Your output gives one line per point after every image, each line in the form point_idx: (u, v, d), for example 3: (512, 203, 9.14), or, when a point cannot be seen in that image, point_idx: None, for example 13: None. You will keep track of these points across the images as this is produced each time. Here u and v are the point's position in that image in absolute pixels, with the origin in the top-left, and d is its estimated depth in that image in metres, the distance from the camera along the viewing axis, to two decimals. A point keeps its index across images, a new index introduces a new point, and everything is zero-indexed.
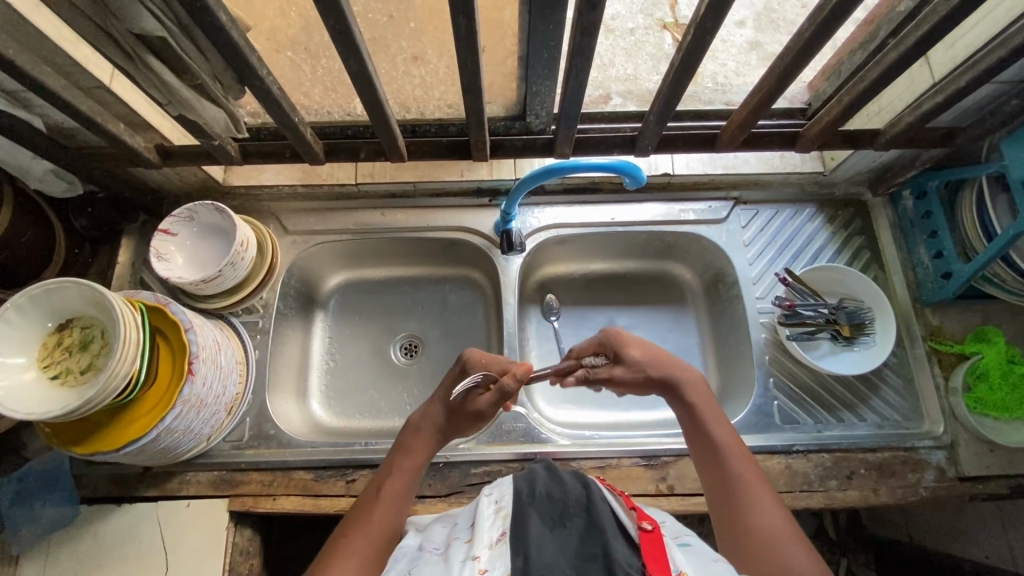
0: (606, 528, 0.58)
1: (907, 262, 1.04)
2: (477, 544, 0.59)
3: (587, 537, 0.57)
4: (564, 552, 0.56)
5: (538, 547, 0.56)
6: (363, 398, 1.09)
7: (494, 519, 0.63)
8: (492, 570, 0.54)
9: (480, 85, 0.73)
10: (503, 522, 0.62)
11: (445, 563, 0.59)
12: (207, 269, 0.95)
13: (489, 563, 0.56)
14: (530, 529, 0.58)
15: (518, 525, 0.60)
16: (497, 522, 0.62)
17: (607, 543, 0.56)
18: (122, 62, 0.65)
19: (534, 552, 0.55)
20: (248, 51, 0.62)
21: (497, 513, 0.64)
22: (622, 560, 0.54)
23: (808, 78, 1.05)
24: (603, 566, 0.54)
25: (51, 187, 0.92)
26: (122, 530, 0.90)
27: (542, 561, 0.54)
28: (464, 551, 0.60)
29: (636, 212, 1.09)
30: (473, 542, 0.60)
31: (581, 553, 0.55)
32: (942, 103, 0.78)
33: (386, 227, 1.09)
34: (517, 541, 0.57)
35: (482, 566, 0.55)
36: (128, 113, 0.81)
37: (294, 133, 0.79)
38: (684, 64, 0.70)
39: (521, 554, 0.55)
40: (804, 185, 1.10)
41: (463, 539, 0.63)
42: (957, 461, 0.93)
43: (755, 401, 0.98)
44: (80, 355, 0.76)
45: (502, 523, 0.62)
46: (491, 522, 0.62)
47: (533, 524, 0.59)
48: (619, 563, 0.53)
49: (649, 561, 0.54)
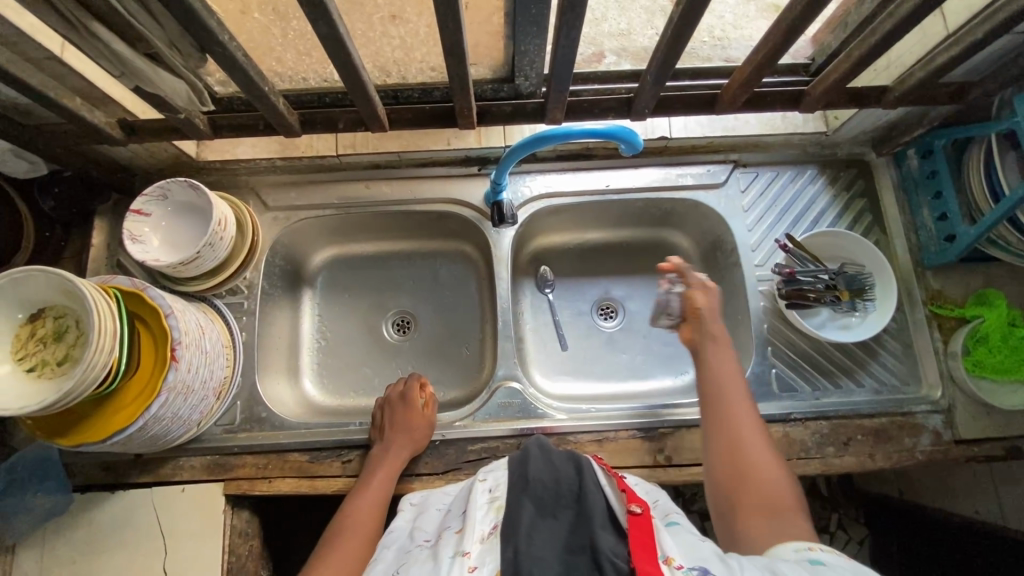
0: (594, 517, 0.57)
1: (909, 224, 1.01)
2: (468, 537, 0.59)
3: (576, 529, 0.57)
4: (553, 543, 0.55)
5: (527, 538, 0.55)
6: (358, 375, 1.07)
7: (487, 509, 0.64)
8: (482, 567, 0.54)
9: (463, 47, 0.68)
10: (495, 515, 0.62)
11: (433, 560, 0.58)
12: (184, 251, 0.91)
13: (479, 559, 0.55)
14: (521, 522, 0.57)
15: (508, 517, 0.59)
16: (489, 513, 0.62)
17: (594, 533, 0.55)
18: (66, 29, 0.59)
19: (525, 544, 0.54)
20: (204, 13, 0.56)
21: (490, 503, 0.65)
22: (609, 549, 0.53)
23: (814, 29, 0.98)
24: (592, 558, 0.52)
25: (12, 168, 0.88)
26: (118, 517, 0.89)
27: (531, 555, 0.53)
28: (454, 543, 0.60)
29: (632, 178, 1.05)
30: (464, 535, 0.60)
31: (570, 546, 0.55)
32: (957, 56, 0.73)
33: (371, 201, 1.05)
34: (507, 536, 0.56)
35: (471, 563, 0.55)
36: (85, 87, 0.75)
37: (263, 102, 0.73)
38: (683, 19, 0.65)
39: (510, 547, 0.54)
40: (806, 147, 1.06)
41: (453, 531, 0.63)
42: (953, 424, 0.93)
43: (753, 369, 0.97)
44: (56, 346, 0.72)
45: (494, 516, 0.62)
46: (484, 514, 0.63)
47: (525, 514, 0.59)
48: (605, 554, 0.52)
49: (637, 548, 0.51)
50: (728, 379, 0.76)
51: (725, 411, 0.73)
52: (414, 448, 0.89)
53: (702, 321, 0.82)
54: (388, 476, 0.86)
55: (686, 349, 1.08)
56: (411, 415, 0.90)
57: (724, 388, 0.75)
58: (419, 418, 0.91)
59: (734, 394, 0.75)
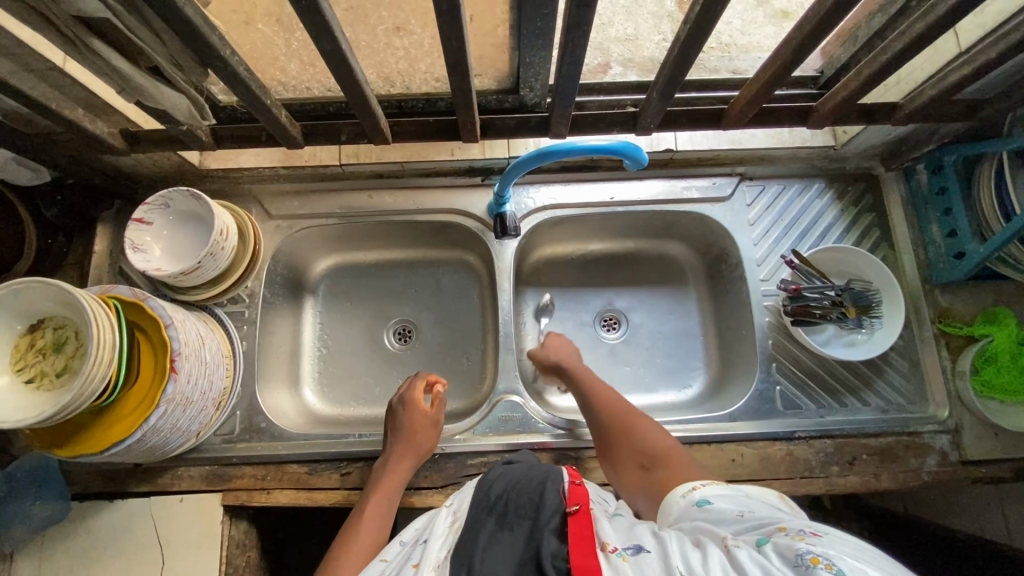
0: (541, 522, 0.58)
1: (918, 240, 1.00)
2: (424, 567, 0.59)
3: (526, 537, 0.57)
4: (506, 558, 0.55)
5: (475, 559, 0.56)
6: (358, 384, 1.07)
7: (447, 535, 0.64)
8: None
9: (467, 61, 0.67)
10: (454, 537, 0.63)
11: None
12: (185, 260, 0.90)
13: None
14: (475, 542, 0.58)
15: (462, 539, 0.60)
16: (449, 537, 0.63)
17: (540, 539, 0.55)
18: (68, 44, 0.59)
19: (477, 563, 0.55)
20: (206, 29, 0.56)
21: (449, 529, 0.65)
22: (549, 552, 0.53)
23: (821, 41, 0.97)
24: (535, 564, 0.53)
25: (14, 176, 0.86)
26: (116, 526, 0.89)
27: (481, 572, 0.53)
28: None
29: (637, 190, 1.04)
30: (422, 564, 0.60)
31: (520, 557, 0.55)
32: (970, 75, 0.72)
33: (373, 210, 1.04)
34: (460, 556, 0.57)
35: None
36: (88, 97, 0.75)
37: (265, 115, 0.73)
38: (691, 36, 0.64)
39: (464, 566, 0.55)
40: (814, 160, 1.04)
41: (415, 557, 0.63)
42: (960, 445, 0.92)
43: (757, 386, 0.96)
44: (56, 357, 0.72)
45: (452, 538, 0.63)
46: (442, 541, 0.63)
47: (474, 536, 0.59)
48: (547, 557, 0.52)
49: (573, 546, 0.52)
50: (600, 393, 0.87)
51: (600, 423, 0.84)
52: (421, 448, 0.87)
53: (561, 361, 0.95)
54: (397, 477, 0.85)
55: (690, 362, 1.07)
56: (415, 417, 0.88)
57: (597, 402, 0.86)
58: (425, 420, 0.89)
59: (605, 401, 0.86)
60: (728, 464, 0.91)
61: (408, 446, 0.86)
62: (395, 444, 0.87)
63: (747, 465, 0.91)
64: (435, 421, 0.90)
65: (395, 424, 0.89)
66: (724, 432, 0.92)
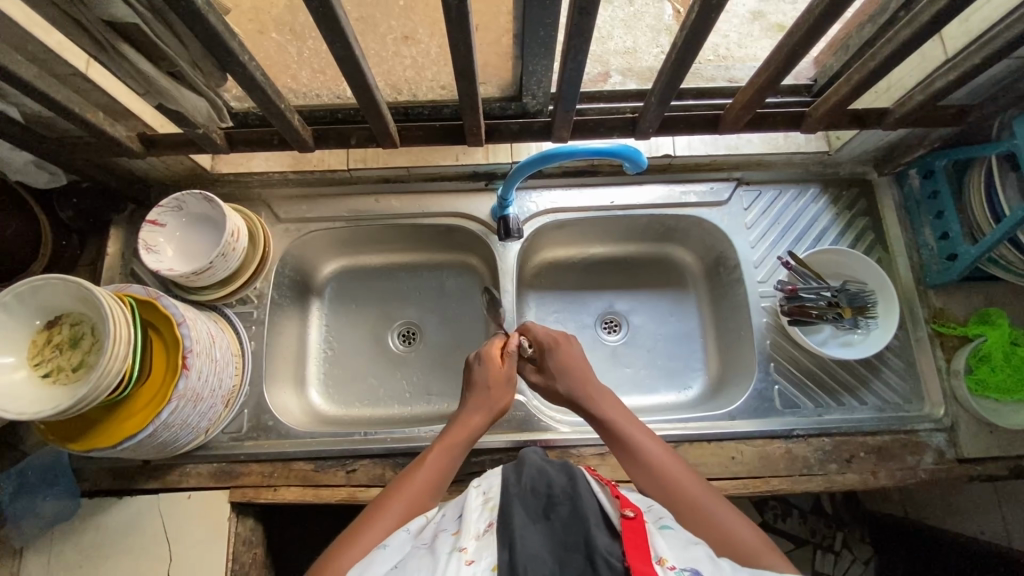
0: (589, 517, 0.58)
1: (912, 243, 1.02)
2: (464, 536, 0.59)
3: (569, 526, 0.58)
4: (548, 542, 0.57)
5: (522, 538, 0.56)
6: (363, 385, 1.09)
7: (482, 511, 0.63)
8: (479, 560, 0.54)
9: (473, 67, 0.70)
10: (491, 513, 0.62)
11: (431, 553, 0.58)
12: (197, 261, 0.93)
13: (476, 554, 0.55)
14: (516, 520, 0.58)
15: (503, 517, 0.60)
16: (485, 513, 0.63)
17: (588, 532, 0.56)
18: (95, 49, 0.62)
19: (520, 543, 0.55)
20: (227, 35, 0.59)
21: (484, 505, 0.64)
22: (603, 547, 0.54)
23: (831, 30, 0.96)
24: (585, 556, 0.54)
25: (34, 180, 0.90)
26: (124, 523, 0.90)
27: (526, 554, 0.54)
28: (451, 541, 0.59)
29: (636, 195, 1.06)
30: (460, 533, 0.60)
31: (564, 543, 0.56)
32: (955, 80, 0.75)
33: (379, 214, 1.07)
34: (504, 533, 0.57)
35: (468, 556, 0.55)
36: (108, 102, 0.78)
37: (279, 119, 0.76)
38: (687, 43, 0.67)
39: (507, 546, 0.56)
40: (809, 166, 1.07)
41: (449, 531, 0.63)
42: (957, 443, 0.93)
43: (756, 385, 0.97)
44: (72, 352, 0.74)
45: (490, 514, 0.62)
46: (478, 514, 0.63)
47: (518, 516, 0.59)
48: (600, 553, 0.54)
49: (630, 548, 0.53)
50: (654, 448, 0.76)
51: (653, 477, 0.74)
52: (495, 402, 0.86)
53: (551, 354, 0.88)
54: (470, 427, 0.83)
55: (690, 363, 1.09)
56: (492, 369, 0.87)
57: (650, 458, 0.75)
58: (501, 375, 0.87)
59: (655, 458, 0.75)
60: (728, 461, 0.92)
61: (483, 398, 0.85)
62: (471, 396, 0.86)
63: (747, 462, 0.92)
64: (510, 379, 0.88)
65: (472, 378, 0.88)
66: (723, 430, 0.94)
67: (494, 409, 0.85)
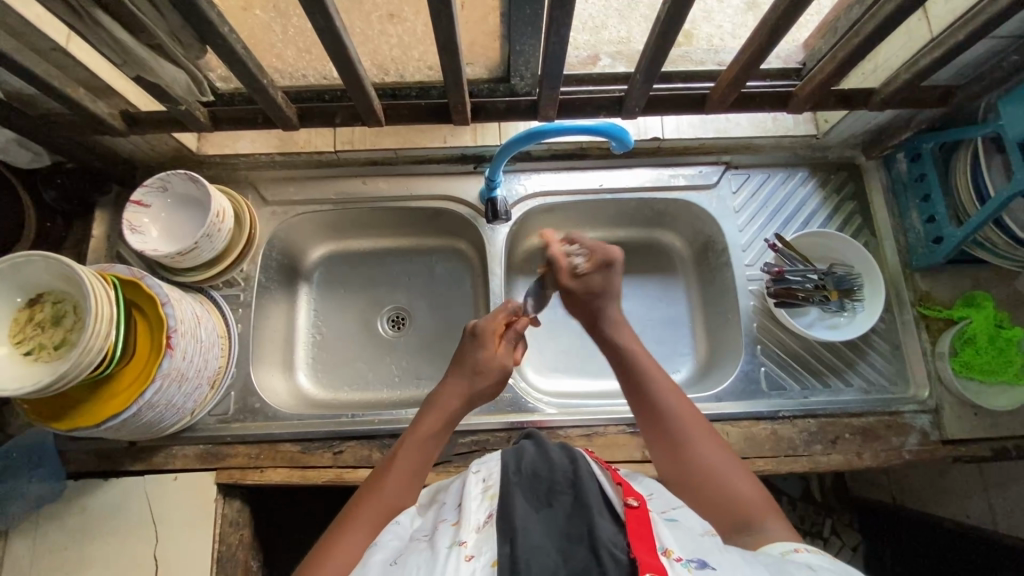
0: (592, 505, 0.58)
1: (899, 226, 1.02)
2: (463, 529, 0.58)
3: (573, 516, 0.57)
4: (550, 532, 0.55)
5: (523, 530, 0.55)
6: (351, 369, 1.08)
7: (481, 501, 0.62)
8: (479, 556, 0.54)
9: (457, 43, 0.69)
10: (491, 503, 0.61)
11: (431, 549, 0.57)
12: (182, 242, 0.92)
13: (476, 549, 0.55)
14: (516, 511, 0.57)
15: (504, 506, 0.59)
16: (484, 503, 0.61)
17: (592, 522, 0.55)
18: (72, 18, 0.61)
19: (520, 536, 0.54)
20: (205, 5, 0.58)
21: (484, 493, 0.63)
22: (607, 539, 0.53)
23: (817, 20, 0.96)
24: (589, 547, 0.53)
25: (14, 157, 0.90)
26: (110, 504, 0.90)
27: (528, 545, 0.53)
28: (450, 534, 0.58)
29: (625, 178, 1.06)
30: (460, 525, 0.59)
31: (566, 532, 0.55)
32: (939, 59, 0.75)
33: (368, 196, 1.06)
34: (504, 524, 0.56)
35: (468, 552, 0.54)
36: (89, 78, 0.77)
37: (263, 95, 0.75)
38: (672, 18, 0.67)
39: (507, 539, 0.54)
40: (797, 149, 1.07)
41: (449, 521, 0.61)
42: (941, 425, 0.94)
43: (742, 367, 0.98)
44: (53, 331, 0.74)
45: (489, 504, 0.61)
46: (478, 503, 0.61)
47: (520, 505, 0.59)
48: (604, 544, 0.52)
49: (635, 540, 0.52)
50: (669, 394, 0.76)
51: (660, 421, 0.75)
52: (477, 385, 0.81)
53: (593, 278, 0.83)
54: (446, 411, 0.79)
55: (678, 348, 1.09)
56: (484, 354, 0.81)
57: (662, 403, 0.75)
58: (492, 358, 0.82)
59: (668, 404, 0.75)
60: None
61: (462, 380, 0.81)
62: (450, 376, 0.82)
63: (732, 443, 0.92)
64: (502, 365, 0.82)
65: (459, 357, 0.83)
66: (710, 411, 0.94)
67: (474, 390, 0.81)
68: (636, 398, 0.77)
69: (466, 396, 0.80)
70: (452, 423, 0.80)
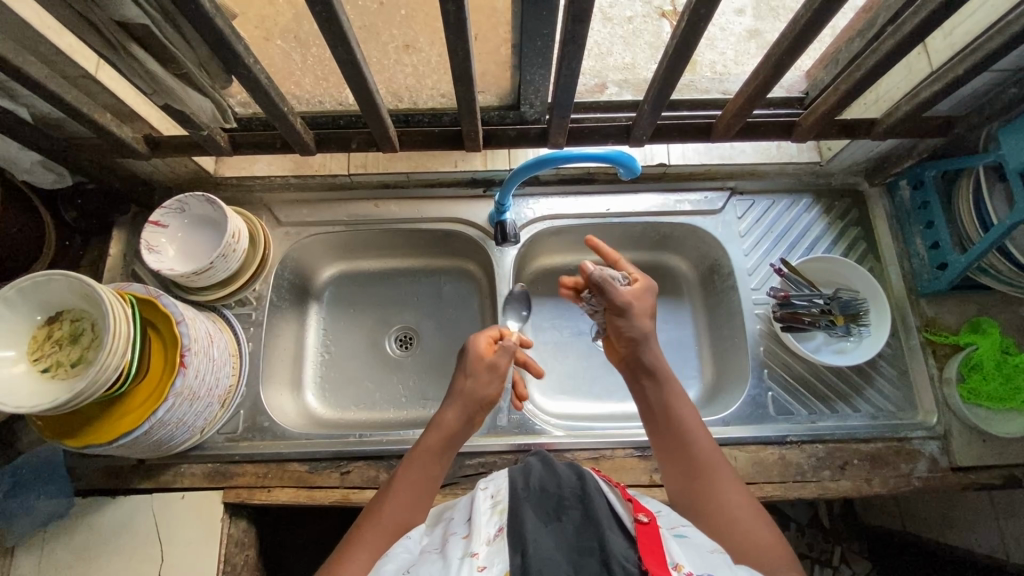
0: (600, 520, 0.58)
1: (903, 252, 1.03)
2: (475, 540, 0.58)
3: (583, 531, 0.57)
4: (562, 545, 0.55)
5: (535, 542, 0.55)
6: (359, 389, 1.09)
7: (490, 514, 0.62)
8: (491, 566, 0.53)
9: (471, 74, 0.72)
10: (500, 518, 0.61)
11: (442, 560, 0.57)
12: (198, 262, 0.94)
13: (488, 559, 0.55)
14: (527, 525, 0.57)
15: (514, 520, 0.59)
16: (494, 517, 0.61)
17: (602, 536, 0.55)
18: (105, 48, 0.64)
19: (532, 549, 0.54)
20: (233, 38, 0.61)
21: (493, 508, 0.63)
22: (619, 554, 0.53)
23: (806, 66, 1.02)
24: (600, 561, 0.53)
25: (39, 180, 0.92)
26: (118, 522, 0.90)
27: (540, 556, 0.53)
28: (462, 546, 0.58)
29: (633, 202, 1.08)
30: (471, 537, 0.59)
31: (577, 547, 0.55)
32: (939, 91, 0.77)
33: (378, 218, 1.08)
34: (515, 537, 0.56)
35: (480, 562, 0.54)
36: (116, 103, 0.80)
37: (283, 122, 0.78)
38: (679, 52, 0.69)
39: (519, 551, 0.54)
40: (801, 175, 1.09)
41: (460, 534, 0.61)
42: (950, 451, 0.93)
43: (750, 392, 0.98)
44: (71, 348, 0.75)
45: (498, 519, 0.61)
46: (488, 519, 0.61)
47: (530, 519, 0.58)
48: (615, 557, 0.53)
49: (645, 553, 0.53)
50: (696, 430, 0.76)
51: (682, 456, 0.74)
52: (478, 398, 0.79)
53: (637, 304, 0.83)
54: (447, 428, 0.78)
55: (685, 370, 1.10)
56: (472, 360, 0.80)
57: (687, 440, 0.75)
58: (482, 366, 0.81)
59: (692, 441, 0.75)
60: None
61: (463, 393, 0.79)
62: (451, 391, 0.81)
63: (741, 467, 0.92)
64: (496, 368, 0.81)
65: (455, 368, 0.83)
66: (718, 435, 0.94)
67: (475, 401, 0.79)
68: (660, 430, 0.77)
69: (466, 407, 0.79)
70: (458, 439, 0.79)
